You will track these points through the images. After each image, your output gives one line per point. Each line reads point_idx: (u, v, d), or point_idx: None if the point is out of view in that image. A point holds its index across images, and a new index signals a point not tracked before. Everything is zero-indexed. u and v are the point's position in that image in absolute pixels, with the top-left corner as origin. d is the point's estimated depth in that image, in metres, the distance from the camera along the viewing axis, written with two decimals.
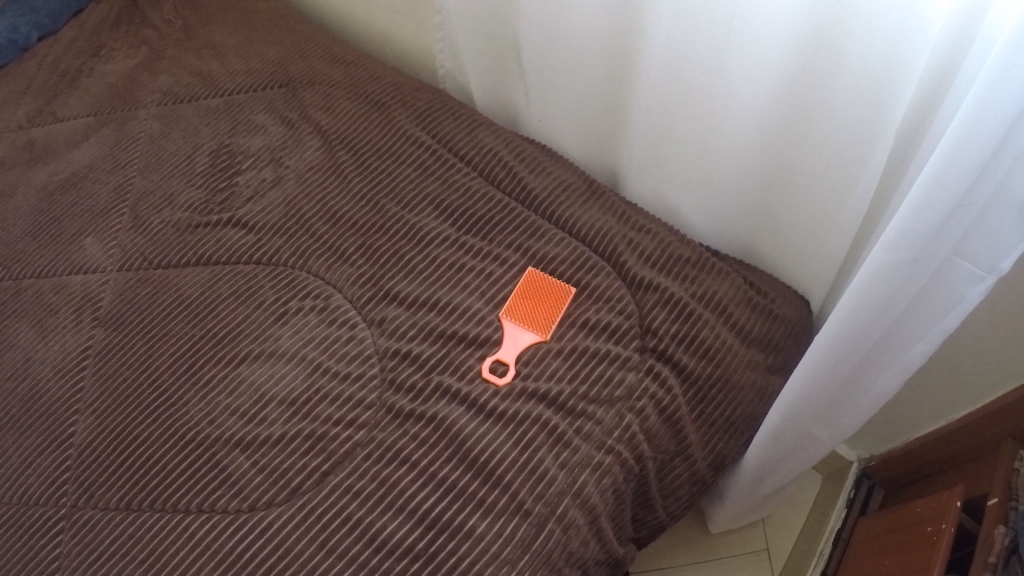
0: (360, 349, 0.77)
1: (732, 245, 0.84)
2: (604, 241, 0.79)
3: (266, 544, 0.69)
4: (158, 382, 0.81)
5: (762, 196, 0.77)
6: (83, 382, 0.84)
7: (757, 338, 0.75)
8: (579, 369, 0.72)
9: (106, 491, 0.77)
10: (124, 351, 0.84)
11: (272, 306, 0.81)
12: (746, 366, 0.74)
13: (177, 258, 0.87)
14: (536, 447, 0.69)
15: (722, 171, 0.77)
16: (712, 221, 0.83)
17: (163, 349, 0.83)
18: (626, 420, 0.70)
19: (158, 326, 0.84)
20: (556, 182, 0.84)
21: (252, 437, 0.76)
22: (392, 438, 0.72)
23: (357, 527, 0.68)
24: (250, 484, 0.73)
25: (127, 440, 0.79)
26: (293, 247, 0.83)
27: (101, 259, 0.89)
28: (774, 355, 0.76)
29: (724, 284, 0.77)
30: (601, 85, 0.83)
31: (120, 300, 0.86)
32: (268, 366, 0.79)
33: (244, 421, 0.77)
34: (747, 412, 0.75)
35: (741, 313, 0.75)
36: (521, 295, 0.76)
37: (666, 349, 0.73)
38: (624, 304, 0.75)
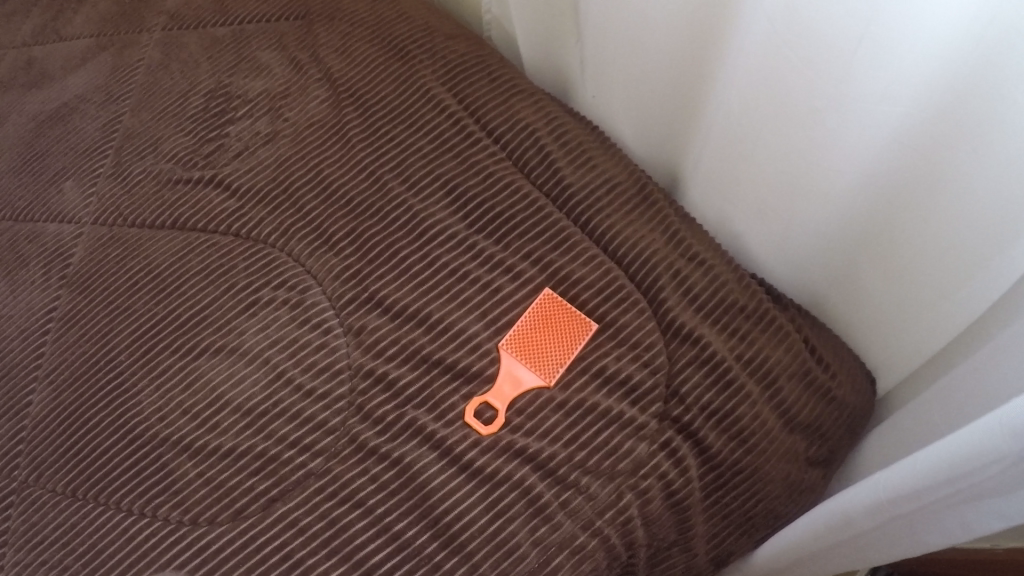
0: (331, 360, 0.64)
1: (797, 290, 0.72)
2: (646, 270, 0.65)
3: (202, 565, 0.58)
4: (114, 362, 0.71)
5: (856, 245, 0.63)
6: (44, 347, 0.74)
7: (802, 423, 0.65)
8: (580, 432, 0.60)
9: (55, 473, 0.68)
10: (89, 318, 0.75)
11: (241, 292, 0.69)
12: (781, 455, 0.63)
13: (153, 217, 0.78)
14: (511, 516, 0.57)
15: (812, 204, 0.63)
16: (780, 262, 0.70)
17: (125, 324, 0.73)
18: (624, 501, 0.58)
19: (121, 296, 0.74)
20: (599, 180, 0.68)
21: (203, 444, 0.64)
22: (350, 474, 0.59)
23: (297, 567, 0.56)
24: (194, 497, 0.61)
25: (76, 423, 0.69)
26: (273, 223, 0.70)
27: (77, 209, 0.82)
28: (818, 444, 0.66)
29: (778, 348, 0.65)
30: (675, 79, 0.69)
31: (92, 260, 0.78)
32: (227, 363, 0.67)
33: (195, 423, 0.65)
34: (770, 508, 0.64)
35: (790, 390, 0.64)
36: (529, 324, 0.63)
37: (691, 422, 0.61)
38: (652, 356, 0.62)
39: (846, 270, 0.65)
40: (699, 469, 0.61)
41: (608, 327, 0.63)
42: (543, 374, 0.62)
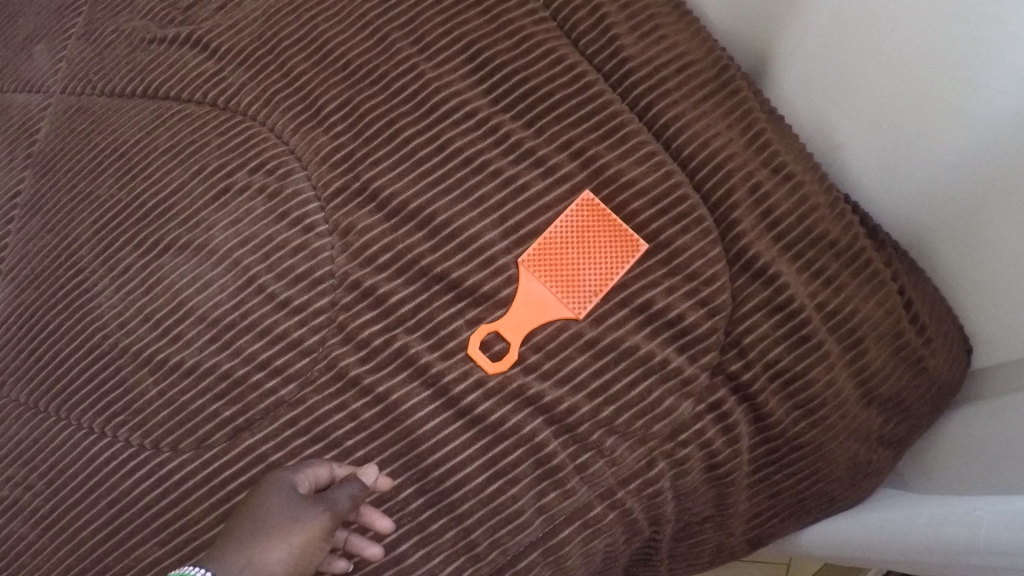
0: (312, 266, 0.51)
1: (898, 223, 0.54)
2: (715, 183, 0.50)
3: (164, 498, 0.51)
4: (74, 259, 0.60)
5: (985, 197, 0.46)
6: (8, 237, 0.64)
7: (881, 397, 0.52)
8: (611, 380, 0.48)
9: (14, 383, 0.58)
10: (50, 205, 0.63)
11: (212, 176, 0.56)
12: (851, 433, 0.51)
13: (124, 83, 0.66)
14: (513, 478, 0.47)
15: (947, 128, 0.46)
16: (883, 182, 0.53)
17: (86, 212, 0.62)
18: (655, 471, 0.48)
19: (84, 179, 0.63)
20: (669, 54, 0.52)
21: (164, 358, 0.54)
22: (325, 408, 0.49)
23: None
24: (156, 420, 0.53)
25: (39, 328, 0.59)
26: (254, 90, 0.56)
27: (46, 76, 0.71)
28: (894, 421, 0.53)
29: (871, 302, 0.51)
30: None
31: (56, 135, 0.67)
32: (193, 263, 0.55)
33: (158, 333, 0.55)
34: (827, 491, 0.52)
35: (876, 354, 0.51)
36: (561, 236, 0.49)
37: (751, 383, 0.49)
38: (712, 293, 0.49)
39: (975, 219, 0.48)
40: (751, 438, 0.51)
41: (662, 249, 0.49)
42: (572, 302, 0.49)
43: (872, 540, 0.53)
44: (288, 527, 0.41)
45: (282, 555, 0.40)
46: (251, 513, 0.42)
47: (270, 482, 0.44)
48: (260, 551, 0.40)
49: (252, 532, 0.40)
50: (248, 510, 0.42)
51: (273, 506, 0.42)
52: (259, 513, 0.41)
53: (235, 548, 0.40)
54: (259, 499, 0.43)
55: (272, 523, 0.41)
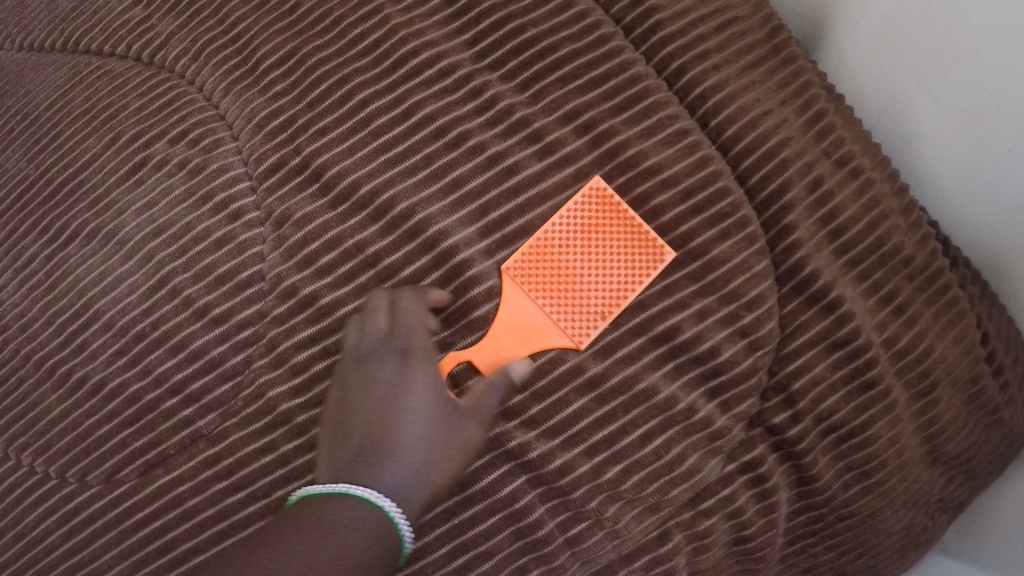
0: (239, 265, 0.40)
1: (977, 244, 0.42)
2: (760, 178, 0.39)
3: (69, 541, 0.40)
4: None
5: None
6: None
7: (947, 456, 0.41)
8: (618, 431, 0.37)
9: None
10: None
11: (127, 147, 0.45)
12: (909, 501, 0.40)
13: (42, 36, 0.55)
14: (486, 552, 0.36)
15: None
16: (986, 180, 0.39)
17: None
18: (669, 547, 0.37)
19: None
20: (707, 8, 0.41)
21: (62, 373, 0.43)
22: (250, 447, 0.38)
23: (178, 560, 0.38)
24: (58, 447, 0.42)
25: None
26: (183, 41, 0.45)
27: None
28: (958, 482, 0.43)
29: (946, 338, 0.39)
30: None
31: None
32: (101, 255, 0.44)
33: (58, 340, 0.44)
34: (872, 566, 0.42)
35: (949, 406, 0.40)
36: (557, 241, 0.38)
37: (799, 439, 0.38)
38: (753, 320, 0.37)
39: None
40: (789, 504, 0.39)
41: (691, 260, 0.38)
42: (570, 327, 0.37)
43: None
44: (451, 420, 0.32)
45: (442, 473, 0.31)
46: (382, 402, 0.31)
47: (384, 352, 0.33)
48: (427, 451, 0.31)
49: (408, 429, 0.31)
50: (387, 407, 0.31)
51: (430, 394, 0.32)
52: (419, 414, 0.31)
53: (393, 453, 0.30)
54: (393, 382, 0.32)
55: (432, 417, 0.31)
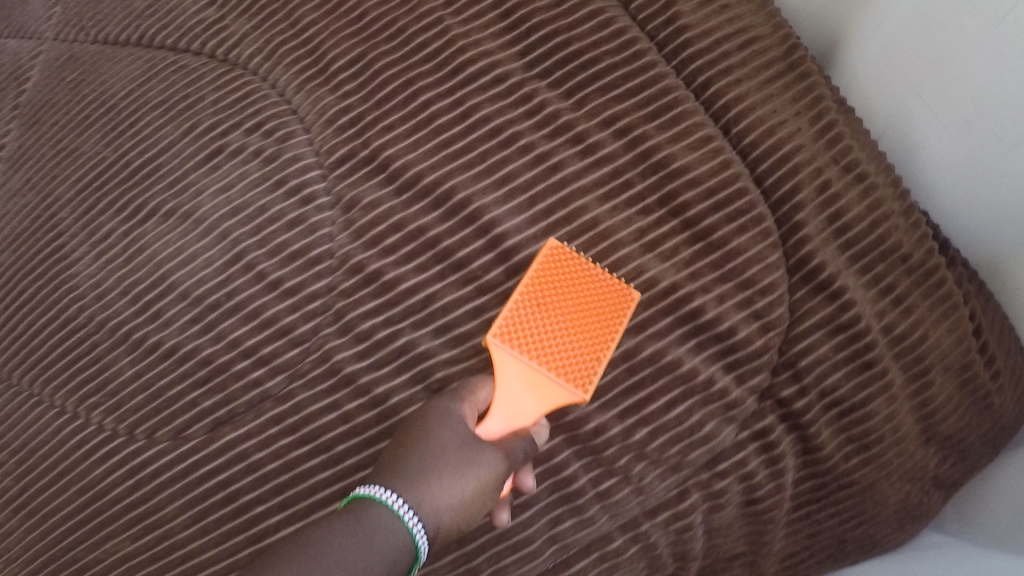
0: (308, 243, 0.45)
1: (971, 242, 0.46)
2: (779, 178, 0.43)
3: (136, 490, 0.44)
4: (53, 224, 0.55)
5: None
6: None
7: (942, 435, 0.45)
8: (646, 400, 0.41)
9: None
10: (35, 159, 0.59)
11: (204, 135, 0.50)
12: (905, 474, 0.45)
13: (117, 31, 0.60)
14: (528, 504, 0.41)
15: None
16: (995, 198, 0.42)
17: (69, 168, 0.56)
18: (688, 503, 0.42)
19: (69, 134, 0.58)
20: (730, 25, 0.45)
21: (136, 337, 0.48)
22: (314, 405, 0.44)
23: (242, 511, 0.43)
24: (130, 405, 0.46)
25: (12, 294, 0.54)
26: (256, 42, 0.50)
27: (39, 22, 0.66)
28: (951, 463, 0.47)
29: (941, 328, 0.43)
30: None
31: (43, 85, 0.62)
32: (179, 232, 0.49)
33: (133, 308, 0.49)
34: (870, 535, 0.47)
35: (942, 388, 0.44)
36: (528, 305, 0.39)
37: (806, 412, 0.42)
38: (766, 303, 0.42)
39: None
40: (796, 472, 0.44)
41: (712, 250, 0.43)
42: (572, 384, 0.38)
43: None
44: (474, 457, 0.34)
45: (459, 496, 0.33)
46: (416, 442, 0.35)
47: (431, 408, 0.37)
48: (446, 483, 0.33)
49: (427, 459, 0.33)
50: (413, 442, 0.35)
51: (453, 432, 0.35)
52: (438, 444, 0.34)
53: (412, 478, 0.33)
54: (424, 424, 0.36)
55: (457, 450, 0.34)
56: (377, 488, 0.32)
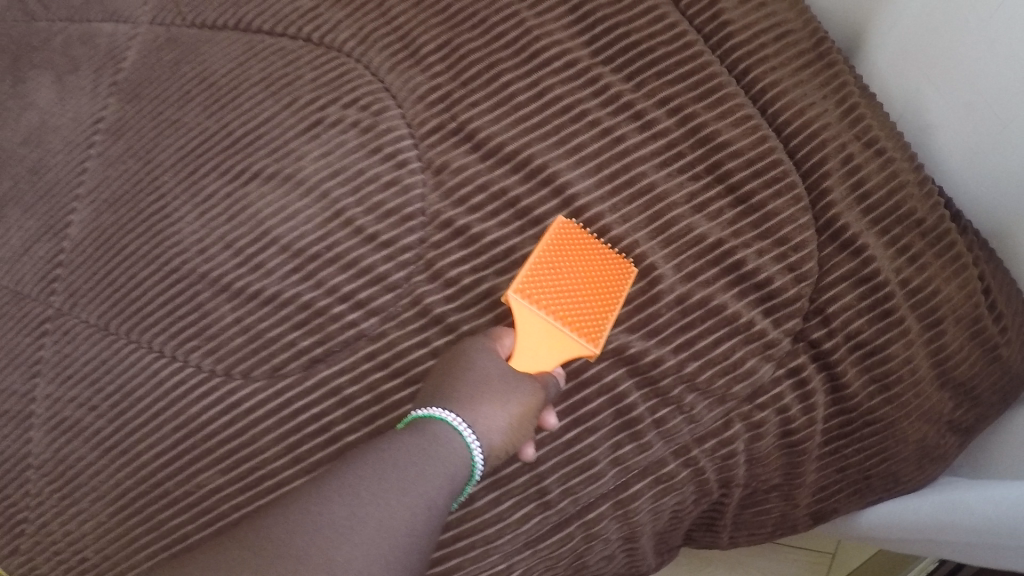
0: (402, 203, 0.52)
1: (979, 209, 0.52)
2: (810, 151, 0.50)
3: (231, 425, 0.52)
4: (155, 186, 0.60)
5: None
6: (88, 163, 0.63)
7: (956, 380, 0.50)
8: (696, 337, 0.48)
9: (88, 303, 0.58)
10: (135, 130, 0.63)
11: (304, 109, 0.56)
12: (924, 415, 0.49)
13: (214, 16, 0.65)
14: (592, 428, 0.47)
15: None
16: (989, 168, 0.49)
17: (171, 138, 0.62)
18: (732, 432, 0.48)
19: (171, 106, 0.63)
20: (767, 20, 0.52)
21: (241, 286, 0.55)
22: (407, 344, 0.51)
23: (336, 443, 0.51)
24: (229, 346, 0.54)
25: (114, 250, 0.59)
26: (349, 27, 0.56)
27: (135, 8, 0.70)
28: (965, 407, 0.51)
29: (952, 284, 0.49)
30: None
31: (144, 64, 0.66)
32: (281, 193, 0.56)
33: (237, 261, 0.55)
34: (893, 472, 0.50)
35: (954, 336, 0.49)
36: (544, 269, 0.47)
37: (834, 352, 0.49)
38: (801, 258, 0.49)
39: None
40: (826, 409, 0.50)
41: (752, 212, 0.49)
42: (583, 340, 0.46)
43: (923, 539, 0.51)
44: (513, 386, 0.42)
45: (506, 419, 0.41)
46: (459, 377, 0.42)
47: (465, 350, 0.44)
48: (493, 408, 0.41)
49: (472, 390, 0.41)
50: (457, 377, 0.42)
51: (492, 368, 0.43)
52: (479, 377, 0.42)
53: (464, 406, 0.40)
54: (463, 364, 0.43)
55: (497, 383, 0.42)
56: (437, 413, 0.40)
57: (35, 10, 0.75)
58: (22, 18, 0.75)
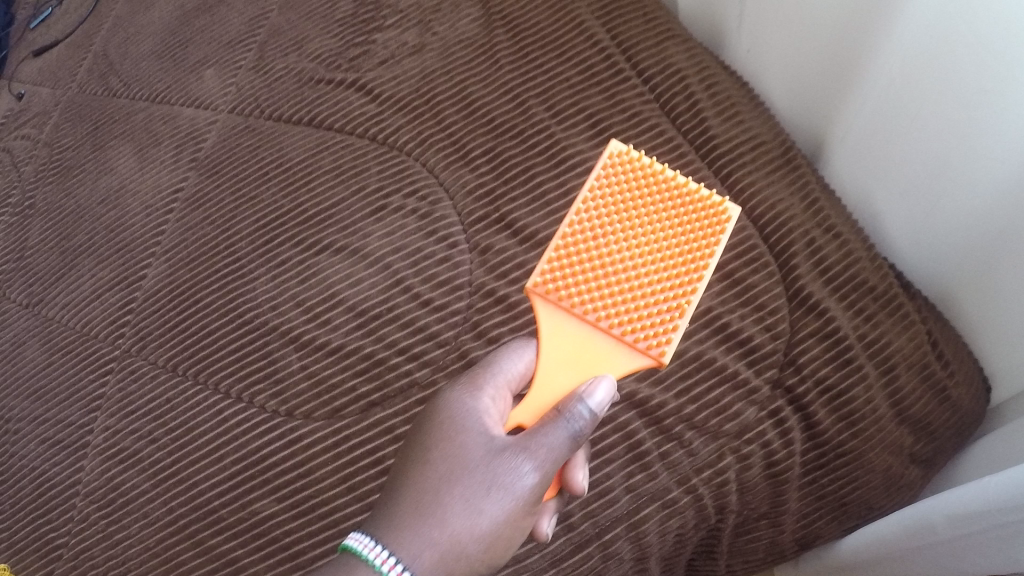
0: (452, 275, 0.65)
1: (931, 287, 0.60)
2: (779, 233, 0.61)
3: (292, 458, 0.62)
4: (232, 251, 0.71)
5: (981, 270, 0.53)
6: (165, 225, 0.75)
7: (914, 418, 0.55)
8: (693, 384, 0.57)
9: (157, 347, 0.69)
10: (213, 203, 0.74)
11: (371, 196, 0.69)
12: (888, 446, 0.55)
13: (290, 111, 0.76)
14: (610, 459, 0.56)
15: (946, 217, 0.54)
16: (926, 257, 0.58)
17: (248, 212, 0.72)
18: (724, 462, 0.55)
19: (248, 184, 0.73)
20: (747, 136, 0.64)
21: (310, 339, 0.65)
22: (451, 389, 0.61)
23: (385, 472, 0.60)
24: (294, 389, 0.64)
25: (189, 302, 0.70)
26: (410, 132, 0.71)
27: (215, 96, 0.80)
28: (923, 441, 0.56)
29: (903, 335, 0.56)
30: (833, 28, 0.57)
31: (223, 146, 0.76)
32: (348, 263, 0.67)
33: (307, 318, 0.66)
34: (866, 499, 0.55)
35: (908, 378, 0.55)
36: (575, 262, 0.51)
37: (805, 395, 0.56)
38: (775, 321, 0.58)
39: (981, 287, 0.54)
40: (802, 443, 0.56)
41: (734, 286, 0.60)
42: (637, 339, 0.50)
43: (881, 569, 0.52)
44: (486, 492, 0.40)
45: (482, 531, 0.39)
46: (424, 480, 0.40)
47: (449, 415, 0.43)
48: (460, 525, 0.39)
49: (438, 504, 0.39)
50: (418, 484, 0.40)
51: (458, 469, 0.40)
52: (442, 488, 0.40)
53: (423, 527, 0.38)
54: (431, 462, 0.41)
55: (474, 476, 0.40)
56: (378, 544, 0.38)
57: (117, 89, 0.86)
58: (105, 94, 0.87)
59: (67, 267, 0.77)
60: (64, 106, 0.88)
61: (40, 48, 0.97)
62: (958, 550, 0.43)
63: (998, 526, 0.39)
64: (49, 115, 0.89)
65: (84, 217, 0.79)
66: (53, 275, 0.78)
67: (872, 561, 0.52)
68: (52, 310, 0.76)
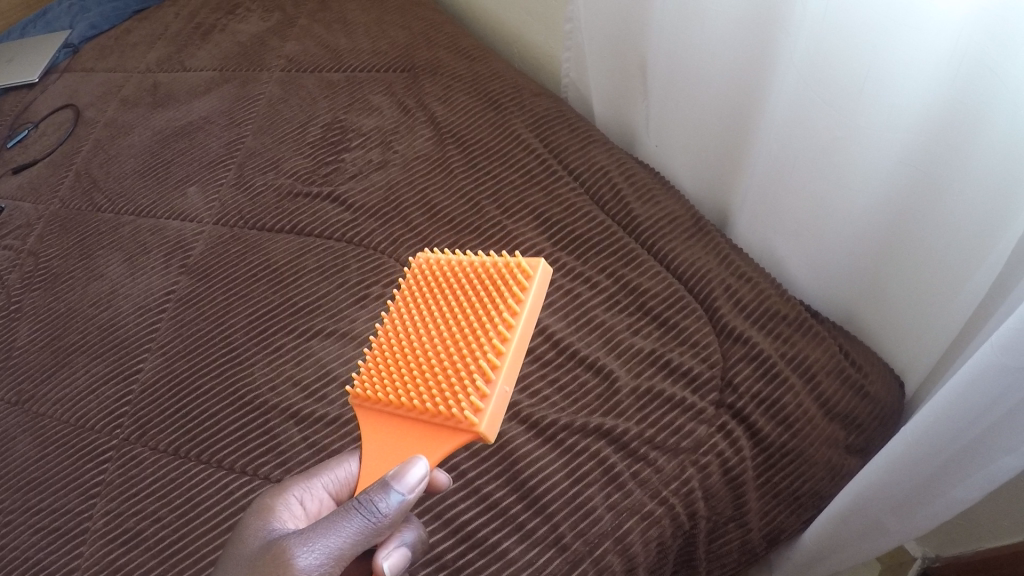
0: None
1: (831, 310, 0.76)
2: (701, 282, 0.75)
3: None
4: (229, 340, 0.79)
5: (867, 284, 0.69)
6: (159, 323, 0.83)
7: (840, 414, 0.68)
8: (649, 412, 0.69)
9: (156, 431, 0.75)
10: (206, 301, 0.83)
11: (354, 287, 0.79)
12: (824, 440, 0.68)
13: (273, 221, 0.87)
14: (589, 482, 0.65)
15: (830, 250, 0.70)
16: (823, 287, 0.74)
17: (243, 307, 0.81)
18: (687, 474, 0.65)
19: (240, 283, 0.83)
20: (663, 213, 0.80)
21: (309, 412, 0.72)
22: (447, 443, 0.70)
23: None
24: (296, 458, 0.69)
25: (187, 388, 0.77)
26: (383, 233, 0.83)
27: (199, 210, 0.91)
28: (854, 434, 0.69)
29: (818, 350, 0.70)
30: (720, 109, 0.74)
31: (213, 253, 0.86)
32: (338, 344, 0.76)
33: (303, 395, 0.73)
34: (815, 489, 0.68)
35: (829, 384, 0.69)
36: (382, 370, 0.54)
37: (744, 408, 0.68)
38: (709, 352, 0.71)
39: (873, 299, 0.70)
40: (751, 450, 0.67)
41: (670, 331, 0.73)
42: (441, 407, 0.50)
43: (838, 523, 0.65)
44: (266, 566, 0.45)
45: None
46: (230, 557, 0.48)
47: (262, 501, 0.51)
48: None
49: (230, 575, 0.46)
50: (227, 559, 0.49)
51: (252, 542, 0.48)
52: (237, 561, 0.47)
53: None
54: (238, 540, 0.49)
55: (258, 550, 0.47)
56: None
57: (102, 204, 0.96)
58: (90, 209, 0.96)
59: (58, 365, 0.83)
60: (49, 219, 0.97)
61: (19, 166, 1.06)
62: (942, 469, 0.54)
63: (950, 438, 0.51)
64: (32, 228, 0.97)
65: (75, 321, 0.86)
66: (45, 372, 0.83)
67: (870, 514, 0.61)
68: (42, 405, 0.81)
